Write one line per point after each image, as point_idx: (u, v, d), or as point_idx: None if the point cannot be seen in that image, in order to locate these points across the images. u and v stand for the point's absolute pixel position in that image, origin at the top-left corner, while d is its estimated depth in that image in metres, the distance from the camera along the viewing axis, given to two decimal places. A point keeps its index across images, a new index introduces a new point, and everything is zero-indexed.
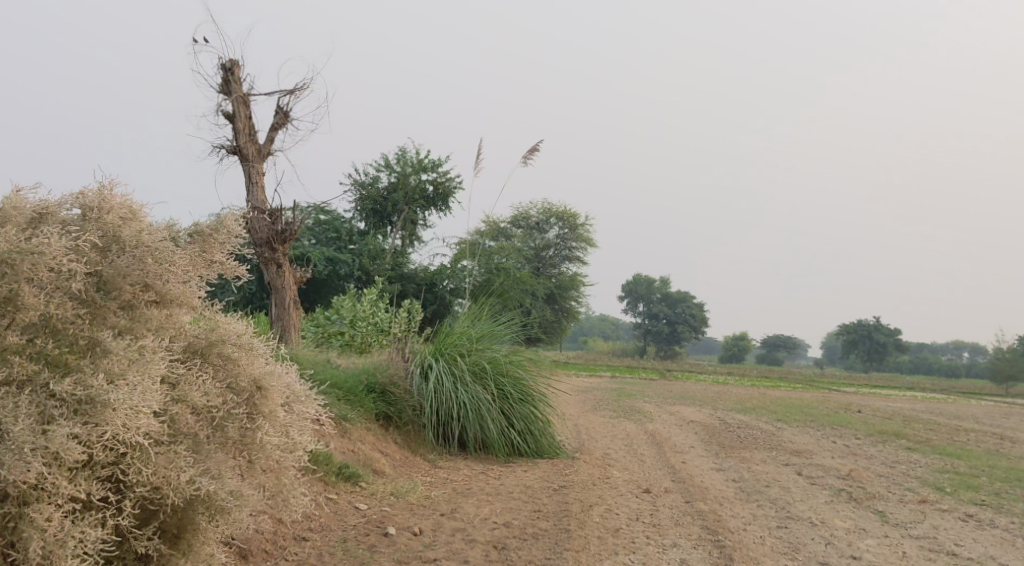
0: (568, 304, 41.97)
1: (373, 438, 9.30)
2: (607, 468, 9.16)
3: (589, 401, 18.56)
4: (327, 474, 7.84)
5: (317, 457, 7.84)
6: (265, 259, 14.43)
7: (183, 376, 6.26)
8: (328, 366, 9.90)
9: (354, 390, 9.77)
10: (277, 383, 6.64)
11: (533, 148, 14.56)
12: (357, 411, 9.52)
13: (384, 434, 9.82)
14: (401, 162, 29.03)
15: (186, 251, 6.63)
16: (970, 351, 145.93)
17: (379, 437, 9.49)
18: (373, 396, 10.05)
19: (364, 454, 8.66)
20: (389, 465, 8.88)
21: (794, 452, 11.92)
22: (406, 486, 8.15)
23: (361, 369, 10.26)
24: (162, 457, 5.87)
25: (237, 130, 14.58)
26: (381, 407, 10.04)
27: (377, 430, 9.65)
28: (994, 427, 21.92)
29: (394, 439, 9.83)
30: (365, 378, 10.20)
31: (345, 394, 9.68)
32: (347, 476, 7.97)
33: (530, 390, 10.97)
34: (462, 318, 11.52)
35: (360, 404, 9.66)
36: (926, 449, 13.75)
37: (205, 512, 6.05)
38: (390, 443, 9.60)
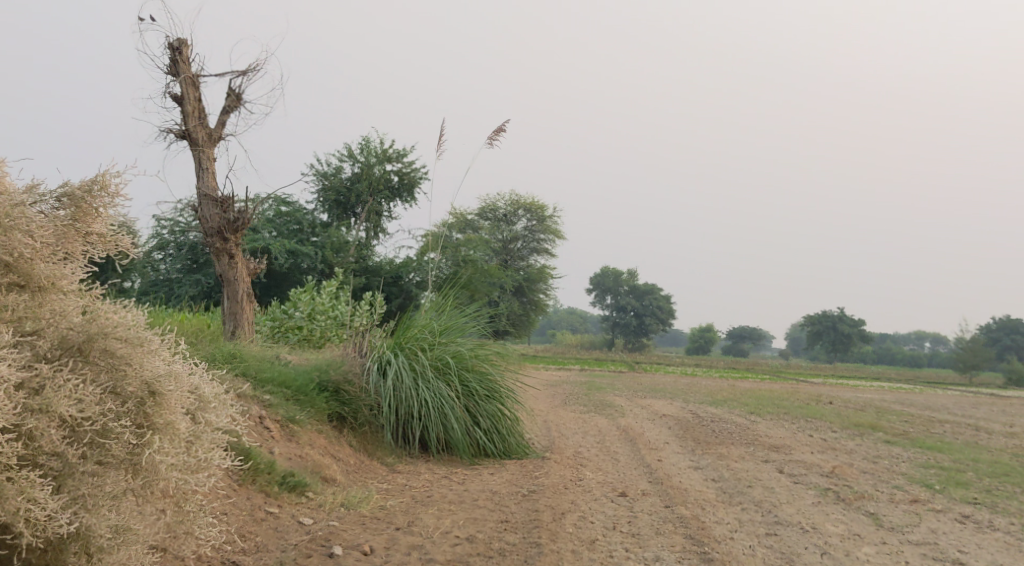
0: (537, 297, 41.39)
1: (325, 441, 8.64)
2: (578, 469, 8.58)
3: (559, 395, 18.01)
4: (268, 484, 7.28)
5: (257, 466, 7.28)
6: (216, 249, 13.74)
7: (50, 378, 5.58)
8: (276, 364, 9.21)
9: (304, 388, 9.09)
10: (176, 388, 5.95)
11: (499, 129, 13.97)
12: (307, 412, 8.85)
13: (339, 436, 9.14)
14: (364, 152, 28.29)
15: (52, 220, 6.16)
16: (932, 341, 147.52)
17: (331, 440, 8.82)
18: (325, 394, 9.36)
19: (312, 460, 8.02)
20: (340, 472, 8.27)
21: (773, 448, 11.43)
22: (360, 495, 7.60)
23: (313, 364, 9.56)
24: (13, 487, 5.26)
25: (186, 114, 13.85)
26: (335, 407, 9.35)
27: (331, 433, 8.98)
28: (967, 417, 21.69)
29: (349, 441, 9.17)
30: (316, 375, 9.49)
31: (294, 392, 9.01)
32: (291, 486, 7.39)
33: (497, 386, 10.40)
34: (424, 311, 10.92)
35: (310, 404, 8.99)
36: (905, 443, 13.34)
37: (81, 550, 5.60)
38: (343, 444, 8.96)
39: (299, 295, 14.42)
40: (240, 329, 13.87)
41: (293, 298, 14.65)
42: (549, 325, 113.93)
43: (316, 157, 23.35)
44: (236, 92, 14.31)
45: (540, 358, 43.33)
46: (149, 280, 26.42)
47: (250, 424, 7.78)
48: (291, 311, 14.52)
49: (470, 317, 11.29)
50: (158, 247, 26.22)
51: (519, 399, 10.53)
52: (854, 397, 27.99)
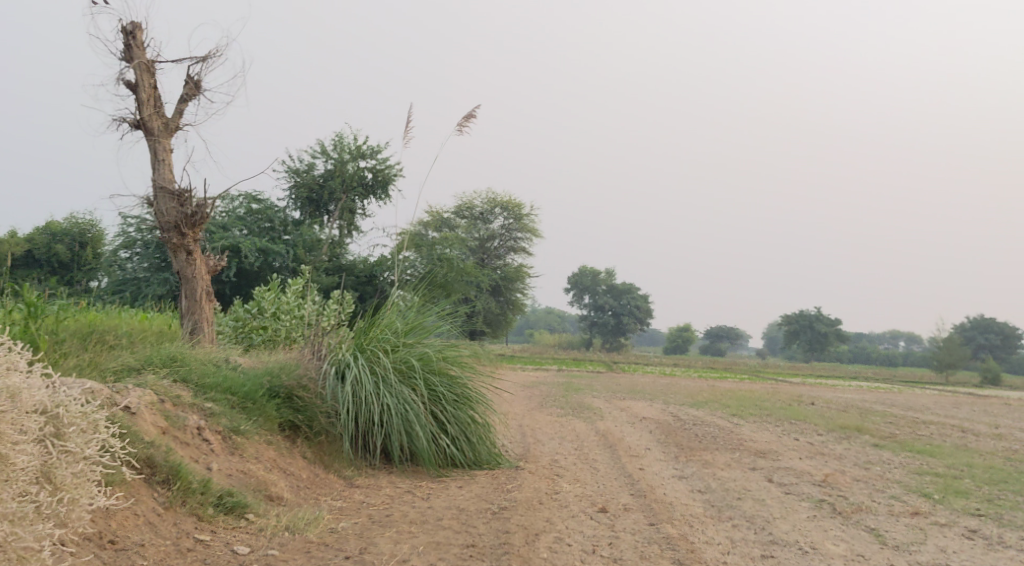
0: (513, 296, 40.70)
1: (274, 454, 8.21)
2: (554, 480, 7.97)
3: (535, 397, 17.40)
4: (202, 506, 7.05)
5: (188, 487, 7.05)
6: (174, 245, 13.08)
7: None
8: (223, 369, 8.67)
9: (253, 394, 8.55)
10: (11, 413, 5.74)
11: (469, 115, 13.37)
12: (253, 420, 8.34)
13: (291, 446, 8.59)
14: (338, 149, 27.55)
15: None
16: (907, 341, 148.21)
17: (282, 451, 8.34)
18: (277, 402, 8.76)
19: (256, 476, 7.69)
20: (289, 488, 7.88)
21: (760, 454, 10.84)
22: (308, 516, 7.27)
23: (263, 369, 8.97)
24: None
25: (141, 102, 13.19)
26: (287, 415, 8.76)
27: (282, 444, 8.47)
28: (951, 418, 21.22)
29: (303, 453, 8.61)
30: (267, 379, 8.89)
31: (241, 399, 8.48)
32: (230, 507, 7.17)
33: (467, 390, 9.75)
34: (389, 309, 10.26)
35: (258, 412, 8.47)
36: (894, 446, 12.79)
37: None
38: (296, 457, 8.44)
39: (263, 294, 13.73)
40: (198, 330, 13.24)
41: (256, 297, 13.96)
42: (527, 324, 113.37)
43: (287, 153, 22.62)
44: (195, 80, 13.68)
45: (517, 358, 42.68)
46: (116, 279, 25.63)
47: (181, 439, 7.46)
48: (254, 310, 13.83)
49: (440, 315, 10.62)
50: (124, 246, 25.39)
51: (490, 403, 9.92)
52: (834, 397, 27.55)
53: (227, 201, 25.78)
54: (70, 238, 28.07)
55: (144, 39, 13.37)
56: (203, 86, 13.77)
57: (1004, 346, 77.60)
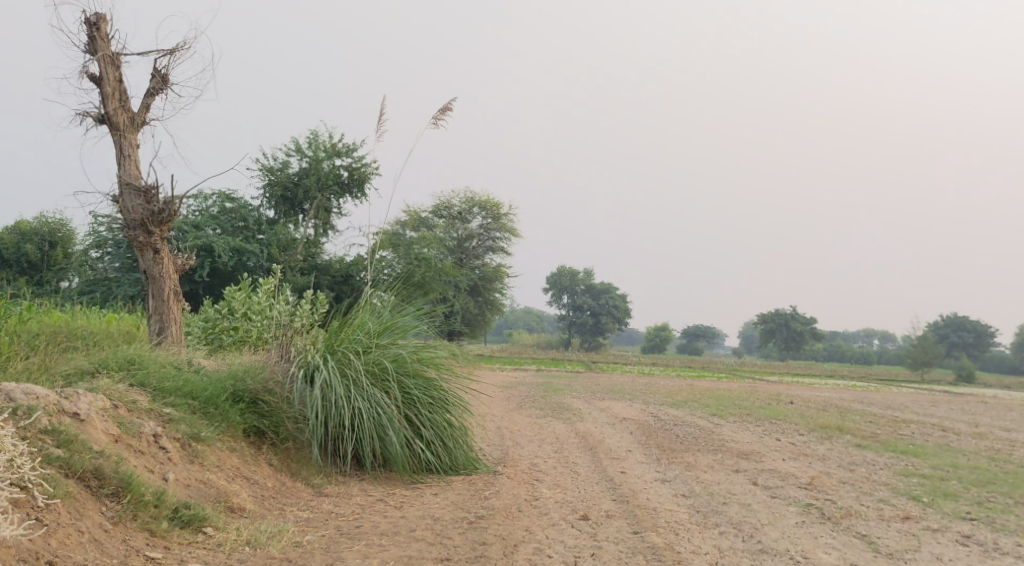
0: (492, 296, 40.37)
1: (237, 462, 8.07)
2: (533, 485, 7.67)
3: (513, 399, 17.10)
4: (157, 520, 6.91)
5: (139, 500, 6.90)
6: (140, 243, 12.70)
7: None
8: (184, 372, 8.47)
9: (215, 399, 8.35)
10: None
11: (446, 107, 13.02)
12: (214, 426, 8.14)
13: (256, 455, 8.39)
14: (313, 147, 27.13)
15: None
16: (881, 339, 149.12)
17: (246, 458, 8.20)
18: (240, 407, 8.54)
19: (216, 487, 7.57)
20: (253, 496, 7.76)
21: (743, 456, 10.58)
22: (271, 529, 7.22)
23: (227, 373, 8.73)
24: None
25: (105, 96, 12.80)
26: (251, 421, 8.55)
27: (246, 450, 8.31)
28: (931, 417, 21.08)
29: (268, 460, 8.44)
30: (230, 383, 8.63)
31: (202, 404, 8.28)
32: (187, 521, 7.03)
33: (443, 393, 9.43)
34: (362, 309, 9.92)
35: (221, 418, 8.27)
36: (877, 447, 12.57)
37: None
38: (261, 464, 8.30)
39: (233, 294, 13.33)
40: (166, 330, 12.85)
41: (226, 297, 13.57)
42: (505, 324, 113.06)
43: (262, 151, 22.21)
44: (162, 74, 13.29)
45: (496, 358, 42.33)
46: (87, 279, 25.12)
47: (135, 449, 7.35)
48: (224, 310, 13.46)
49: (414, 313, 10.28)
50: (95, 246, 24.88)
51: (466, 405, 9.61)
52: (812, 396, 27.44)
53: (201, 200, 25.32)
54: (41, 237, 27.49)
55: (109, 31, 12.97)
56: (170, 79, 13.38)
57: (977, 344, 78.26)
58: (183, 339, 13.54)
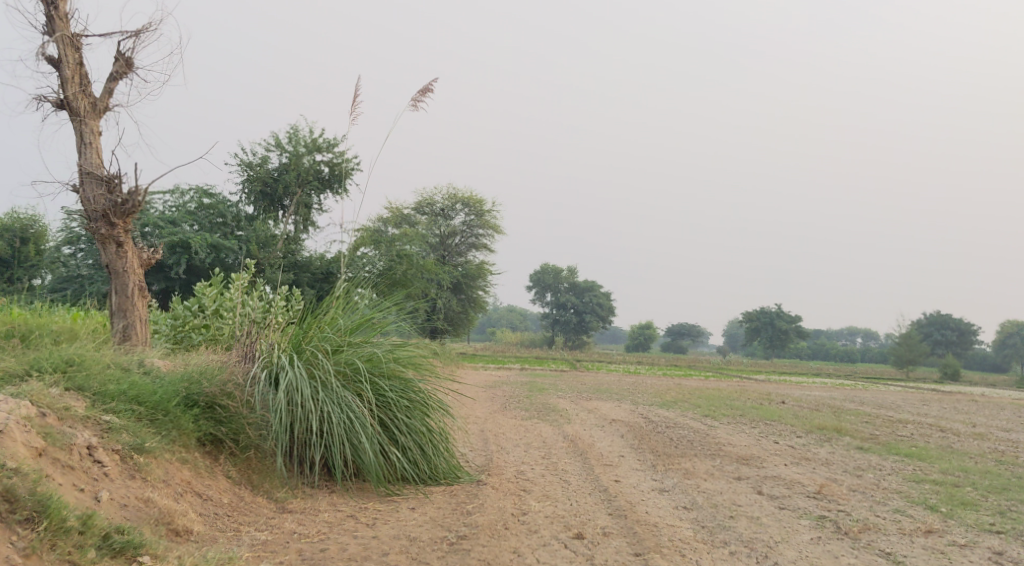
0: (476, 294, 39.62)
1: (189, 475, 7.54)
2: (520, 497, 7.06)
3: (498, 400, 16.41)
4: (85, 547, 6.35)
5: (59, 526, 6.32)
6: (102, 236, 12.04)
7: None
8: (132, 375, 7.90)
9: (165, 405, 7.76)
10: None
11: (427, 89, 12.39)
12: (161, 436, 7.56)
13: (212, 467, 7.82)
14: (293, 141, 26.36)
15: None
16: (865, 337, 149.12)
17: (199, 471, 7.66)
18: (193, 414, 7.94)
19: (159, 507, 7.01)
20: (202, 515, 7.24)
21: (742, 461, 9.94)
22: (220, 555, 6.74)
23: (181, 375, 8.15)
24: None
25: (64, 80, 12.18)
26: (206, 428, 7.97)
27: (199, 462, 7.75)
28: (924, 416, 20.52)
29: (226, 472, 7.88)
30: (184, 387, 8.04)
31: (150, 410, 7.71)
32: (120, 548, 6.48)
33: (421, 395, 8.78)
34: (334, 305, 9.30)
35: (172, 426, 7.70)
36: (880, 449, 11.95)
37: None
38: (218, 478, 7.75)
39: (204, 290, 12.65)
40: (130, 329, 12.20)
41: (197, 294, 12.87)
42: (489, 322, 112.18)
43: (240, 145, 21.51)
44: (126, 57, 12.66)
45: (480, 357, 41.57)
46: (60, 276, 24.30)
47: (63, 466, 6.77)
48: (195, 307, 12.75)
49: (392, 309, 9.64)
50: (67, 242, 24.08)
51: (448, 409, 8.96)
52: (802, 395, 26.82)
53: (177, 195, 24.57)
54: (13, 234, 26.64)
55: (68, 11, 12.33)
56: (134, 63, 12.76)
57: (960, 342, 78.12)
58: (152, 339, 12.86)
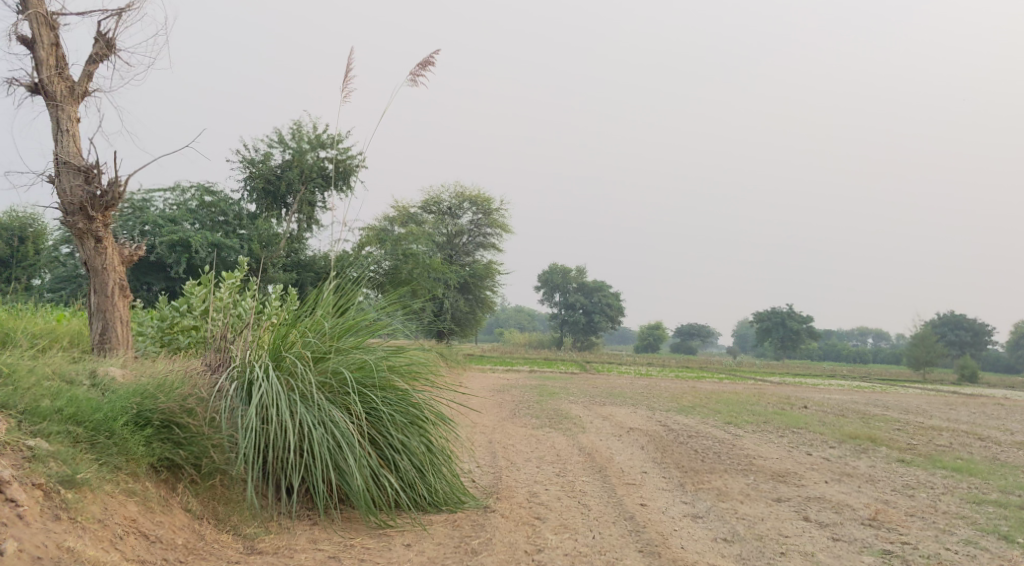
0: (484, 294, 38.62)
1: (135, 509, 6.80)
2: (534, 528, 6.73)
3: (505, 406, 15.45)
4: None
5: None
6: (80, 231, 11.18)
7: None
8: (74, 390, 7.26)
9: (109, 425, 7.07)
10: None
11: (428, 61, 11.51)
12: (99, 464, 6.84)
13: (167, 497, 7.08)
14: (296, 137, 25.46)
15: None
16: (876, 337, 147.59)
17: (149, 503, 6.91)
18: (144, 435, 7.19)
19: (86, 556, 6.25)
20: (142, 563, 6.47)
21: (779, 478, 8.94)
22: None
23: (133, 389, 7.44)
24: None
25: (39, 62, 11.35)
26: (161, 452, 7.22)
27: (151, 491, 7.01)
28: (955, 421, 19.49)
29: (186, 503, 7.14)
30: (135, 404, 7.29)
31: (90, 431, 7.03)
32: None
33: (417, 407, 7.94)
34: (319, 304, 8.45)
35: (117, 448, 7.01)
36: (924, 462, 10.96)
37: None
38: (173, 513, 7.00)
39: (192, 288, 11.70)
40: (110, 331, 11.35)
41: (185, 293, 11.87)
42: (497, 323, 111.17)
43: (241, 142, 20.77)
44: (106, 38, 11.83)
45: (487, 358, 40.63)
46: (57, 276, 23.49)
47: None
48: (183, 307, 11.82)
49: (388, 308, 8.78)
50: (63, 241, 23.24)
51: (450, 423, 8.10)
52: (824, 399, 25.76)
53: (178, 192, 23.70)
54: (10, 233, 25.84)
55: None
56: (115, 44, 11.92)
57: (974, 343, 76.92)
58: (138, 343, 11.99)
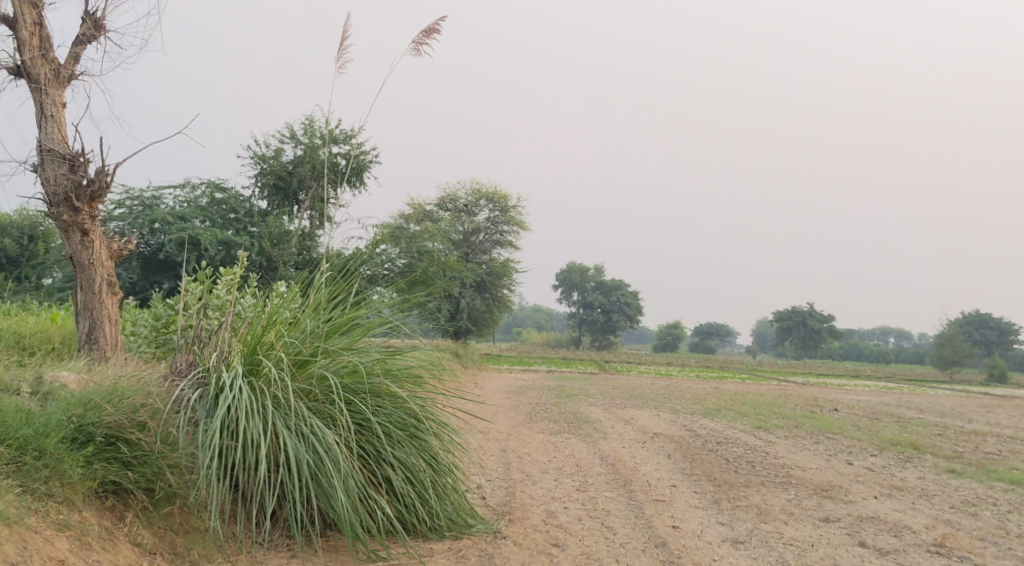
0: (501, 292, 37.72)
1: (65, 546, 6.22)
2: (552, 559, 6.23)
3: (521, 409, 14.62)
4: None
5: None
6: (64, 223, 10.42)
7: None
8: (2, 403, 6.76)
9: (39, 444, 6.52)
10: None
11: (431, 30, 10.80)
12: (23, 490, 6.31)
13: (111, 531, 6.51)
14: (308, 133, 24.69)
15: None
16: (897, 337, 145.66)
17: (83, 537, 6.34)
18: (85, 454, 6.65)
19: None
20: None
21: (824, 492, 8.10)
22: None
23: (76, 401, 6.91)
24: None
25: (21, 43, 10.61)
26: (105, 474, 6.67)
27: (92, 523, 6.45)
28: (993, 425, 18.51)
29: (135, 537, 6.56)
30: (76, 420, 6.75)
31: (17, 452, 6.49)
32: None
33: (415, 418, 7.23)
34: (308, 300, 7.74)
35: (54, 466, 6.49)
36: (978, 472, 10.07)
37: None
38: (117, 548, 6.43)
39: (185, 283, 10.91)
40: (98, 331, 10.64)
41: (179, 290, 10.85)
42: (514, 322, 110.30)
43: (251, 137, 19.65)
44: (94, 18, 11.08)
45: (504, 359, 39.77)
46: (66, 275, 22.78)
47: None
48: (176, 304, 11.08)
49: (388, 304, 8.04)
50: None
51: (454, 436, 7.39)
52: (852, 400, 24.73)
53: (188, 189, 22.97)
54: (20, 231, 25.21)
55: None
56: (104, 25, 11.17)
57: (1000, 342, 75.40)
58: (131, 345, 11.25)
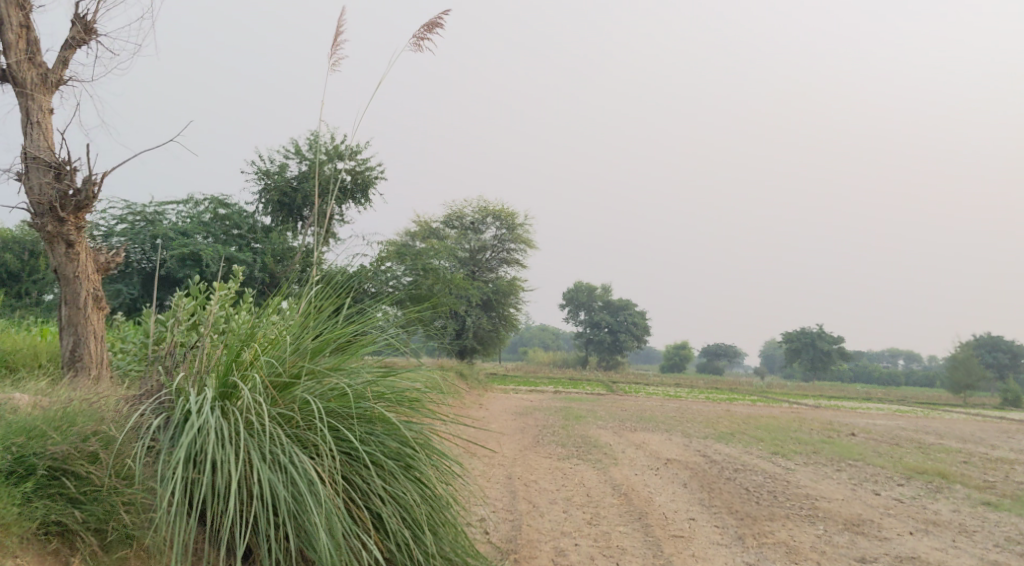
0: (507, 311, 37.10)
1: None
2: None
3: (527, 432, 14.02)
4: None
5: None
6: (49, 234, 9.90)
7: None
8: None
9: None
10: None
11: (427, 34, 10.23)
12: None
13: None
14: (313, 148, 24.24)
15: None
16: (906, 358, 144.50)
17: None
18: (25, 487, 6.22)
19: None
20: None
21: (855, 527, 7.53)
22: None
23: (18, 428, 6.49)
24: None
25: (7, 46, 10.12)
26: (49, 512, 6.25)
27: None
28: (1017, 451, 17.86)
29: None
30: (17, 451, 6.33)
31: None
32: None
33: (408, 447, 6.69)
34: (294, 315, 7.22)
35: None
36: (1014, 505, 9.46)
37: None
38: None
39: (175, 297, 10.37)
40: (83, 348, 10.13)
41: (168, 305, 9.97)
42: (520, 341, 109.68)
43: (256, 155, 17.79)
44: (85, 20, 10.62)
45: (511, 378, 39.10)
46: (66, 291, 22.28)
47: None
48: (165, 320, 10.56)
49: (382, 320, 7.51)
50: None
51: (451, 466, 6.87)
52: (869, 424, 24.05)
53: (190, 204, 22.50)
54: (20, 246, 24.78)
55: None
56: (95, 28, 10.71)
57: (1013, 365, 74.35)
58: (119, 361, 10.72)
